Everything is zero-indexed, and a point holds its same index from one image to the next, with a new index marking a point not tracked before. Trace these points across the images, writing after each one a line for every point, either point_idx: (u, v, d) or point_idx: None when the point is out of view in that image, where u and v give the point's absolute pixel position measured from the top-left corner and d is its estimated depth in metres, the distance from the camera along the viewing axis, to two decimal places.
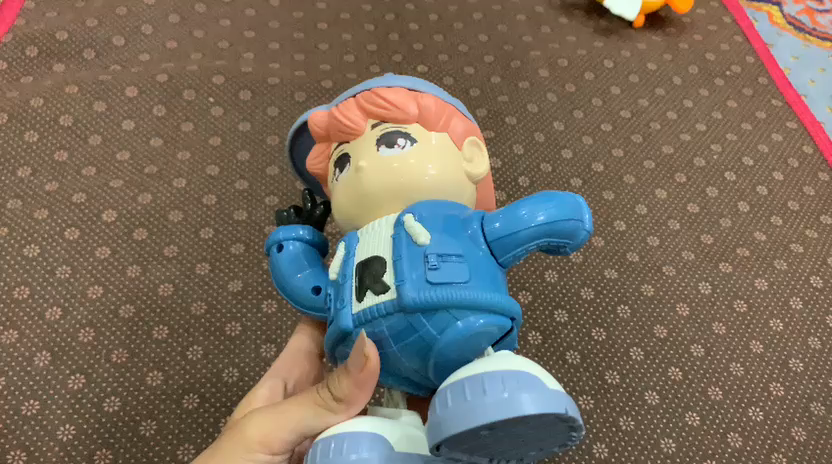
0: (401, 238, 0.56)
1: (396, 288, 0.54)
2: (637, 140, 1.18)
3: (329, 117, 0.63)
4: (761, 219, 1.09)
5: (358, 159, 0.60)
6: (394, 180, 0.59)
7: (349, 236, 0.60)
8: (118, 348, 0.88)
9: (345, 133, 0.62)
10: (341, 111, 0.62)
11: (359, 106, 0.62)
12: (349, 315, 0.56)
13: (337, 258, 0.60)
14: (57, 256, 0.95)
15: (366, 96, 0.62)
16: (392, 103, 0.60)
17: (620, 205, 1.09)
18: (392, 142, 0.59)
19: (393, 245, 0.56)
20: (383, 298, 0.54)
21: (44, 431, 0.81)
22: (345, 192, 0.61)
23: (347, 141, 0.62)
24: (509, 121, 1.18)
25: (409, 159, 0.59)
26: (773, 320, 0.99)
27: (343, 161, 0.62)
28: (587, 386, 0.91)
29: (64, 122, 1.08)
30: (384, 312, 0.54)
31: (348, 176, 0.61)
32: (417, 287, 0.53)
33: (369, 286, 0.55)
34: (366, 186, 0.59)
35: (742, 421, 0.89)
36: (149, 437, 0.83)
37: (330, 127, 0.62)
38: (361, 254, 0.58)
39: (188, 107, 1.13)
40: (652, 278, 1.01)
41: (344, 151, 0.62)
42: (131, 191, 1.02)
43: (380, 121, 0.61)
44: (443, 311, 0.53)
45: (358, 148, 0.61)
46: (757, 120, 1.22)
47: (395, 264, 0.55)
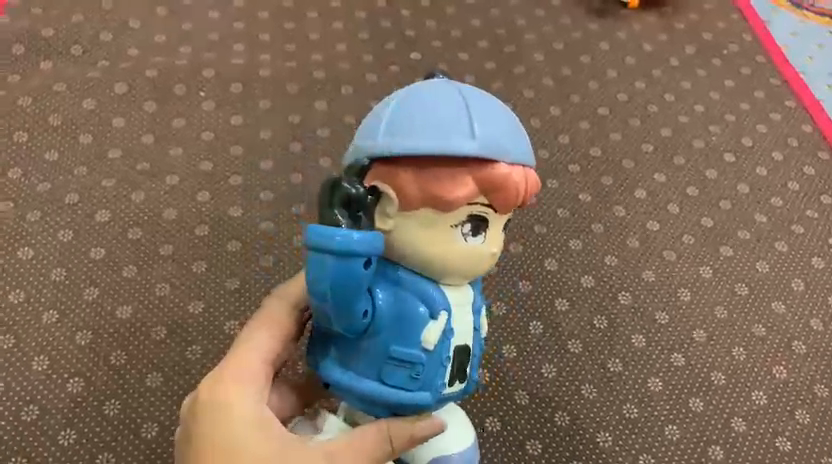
0: (480, 330, 0.57)
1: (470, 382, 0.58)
2: (635, 123, 1.17)
3: (513, 181, 0.51)
4: (761, 201, 1.08)
5: (493, 238, 0.54)
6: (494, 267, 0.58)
7: (445, 300, 0.54)
8: (117, 350, 0.87)
9: (505, 206, 0.52)
10: (522, 185, 0.52)
11: (530, 184, 0.53)
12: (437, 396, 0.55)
13: (437, 326, 0.53)
14: (52, 259, 0.94)
15: (534, 176, 0.54)
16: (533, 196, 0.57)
17: (619, 190, 1.08)
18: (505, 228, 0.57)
19: (476, 335, 0.57)
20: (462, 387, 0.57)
21: (45, 436, 0.81)
22: (471, 261, 0.53)
23: (497, 209, 0.52)
24: (506, 107, 1.17)
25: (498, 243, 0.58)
26: (774, 302, 0.98)
27: (476, 221, 0.52)
28: (590, 375, 0.90)
29: (53, 121, 1.06)
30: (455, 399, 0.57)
31: (483, 251, 0.53)
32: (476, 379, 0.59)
33: (458, 377, 0.56)
34: (485, 269, 0.55)
35: (745, 404, 0.89)
36: (150, 439, 0.82)
37: (503, 191, 0.51)
38: (456, 337, 0.55)
39: (179, 102, 1.11)
40: (653, 264, 1.01)
41: (486, 214, 0.53)
42: (124, 190, 1.01)
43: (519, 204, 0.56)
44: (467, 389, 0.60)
45: (496, 222, 0.54)
46: (755, 100, 1.21)
47: (474, 359, 0.57)
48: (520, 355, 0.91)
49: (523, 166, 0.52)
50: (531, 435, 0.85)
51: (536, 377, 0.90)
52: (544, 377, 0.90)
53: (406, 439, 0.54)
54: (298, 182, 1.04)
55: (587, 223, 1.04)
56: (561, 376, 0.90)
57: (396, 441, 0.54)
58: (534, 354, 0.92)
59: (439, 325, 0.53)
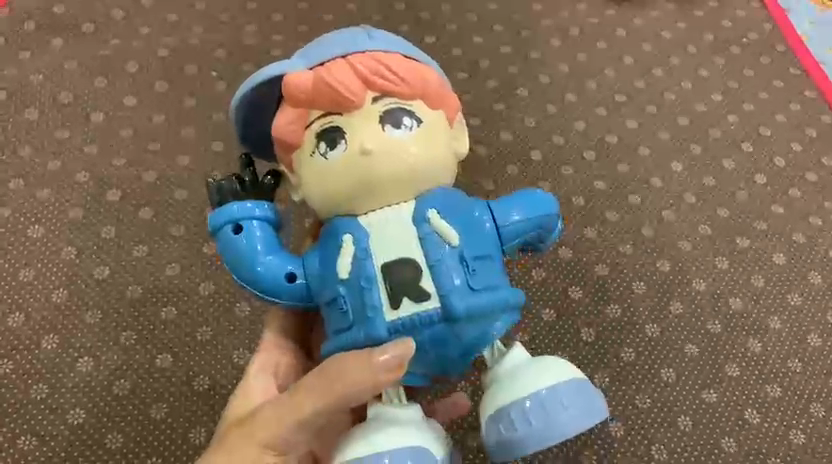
0: (432, 239, 0.54)
1: (440, 296, 0.53)
2: (652, 110, 1.15)
3: (320, 77, 0.55)
4: (778, 192, 1.07)
5: (359, 137, 0.55)
6: (406, 165, 0.55)
7: (353, 227, 0.55)
8: (127, 330, 0.87)
9: (342, 101, 0.55)
10: (332, 74, 0.55)
11: (352, 70, 0.55)
12: (382, 323, 0.53)
13: (347, 254, 0.55)
14: (62, 237, 0.93)
15: (360, 61, 0.56)
16: (398, 75, 0.56)
17: (634, 178, 1.07)
18: (397, 122, 0.55)
19: (423, 246, 0.54)
20: (422, 307, 0.53)
21: (55, 415, 0.81)
22: (344, 170, 0.55)
23: (336, 111, 0.56)
24: (521, 93, 1.15)
25: (416, 141, 0.55)
26: (791, 294, 0.97)
27: (331, 135, 0.56)
28: (603, 364, 0.90)
29: (64, 99, 1.06)
30: (430, 322, 0.53)
31: (349, 154, 0.55)
32: (462, 296, 0.53)
33: (406, 293, 0.53)
34: (373, 173, 0.55)
35: (759, 397, 0.88)
36: (160, 420, 0.82)
37: (314, 89, 0.55)
38: (380, 253, 0.54)
39: (191, 82, 1.10)
40: (669, 253, 0.99)
41: (333, 123, 0.56)
42: (135, 169, 1.00)
43: (380, 94, 0.56)
44: (485, 316, 0.54)
45: (356, 123, 0.55)
46: (774, 89, 1.19)
47: (431, 269, 0.54)
48: (532, 343, 0.91)
49: (337, 60, 0.56)
50: None
51: None
52: None
53: (357, 378, 0.52)
54: None
55: (601, 210, 1.03)
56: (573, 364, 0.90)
57: (346, 379, 0.53)
58: (547, 343, 0.91)
59: (350, 248, 0.55)
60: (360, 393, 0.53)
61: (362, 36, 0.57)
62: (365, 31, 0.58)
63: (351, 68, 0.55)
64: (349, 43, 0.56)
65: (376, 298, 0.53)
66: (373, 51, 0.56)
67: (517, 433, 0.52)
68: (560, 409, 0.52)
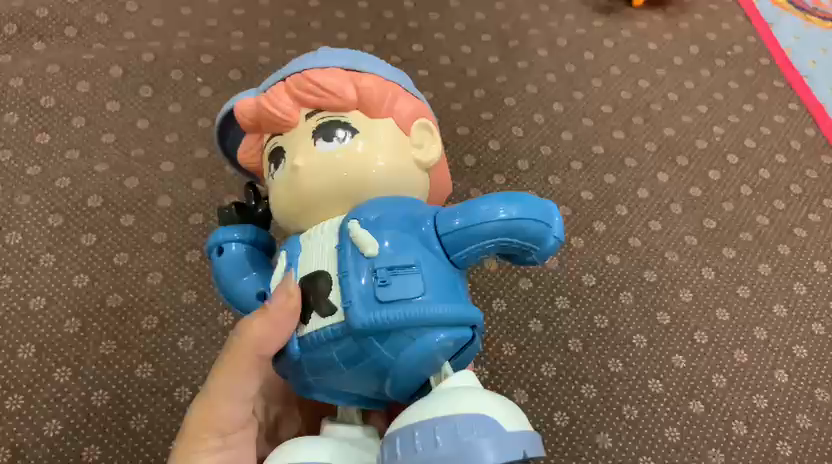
0: (347, 251, 0.53)
1: (343, 311, 0.52)
2: (638, 121, 1.15)
3: (260, 102, 0.58)
4: (763, 203, 1.07)
5: (292, 155, 0.56)
6: (334, 178, 0.55)
7: (291, 244, 0.57)
8: (107, 339, 0.85)
9: (278, 124, 0.57)
10: (269, 98, 0.58)
11: (289, 91, 0.57)
12: (296, 339, 0.55)
13: (281, 268, 0.56)
14: (41, 243, 0.91)
15: (295, 81, 0.57)
16: (328, 90, 0.56)
17: (621, 188, 1.07)
18: (328, 135, 0.56)
19: (338, 257, 0.53)
20: (330, 322, 0.52)
21: (30, 426, 0.79)
22: (283, 188, 0.57)
23: (279, 132, 0.58)
24: (509, 102, 1.15)
25: (345, 153, 0.55)
26: (776, 306, 0.97)
27: (277, 156, 0.58)
28: (590, 375, 0.89)
29: (46, 103, 1.04)
30: (340, 336, 0.52)
31: (285, 172, 0.57)
32: (366, 308, 0.51)
33: (314, 308, 0.53)
34: (303, 188, 0.56)
35: (746, 408, 0.88)
36: (140, 431, 0.80)
37: (257, 115, 0.58)
38: (303, 269, 0.55)
39: (176, 87, 1.09)
40: (655, 264, 0.99)
41: (277, 144, 0.58)
42: (117, 175, 0.98)
43: (315, 111, 0.57)
44: (401, 330, 0.51)
45: (292, 142, 0.57)
46: (758, 101, 1.20)
47: (341, 281, 0.52)
48: (519, 353, 0.90)
49: (279, 84, 0.58)
50: None
51: (535, 375, 0.89)
52: (544, 376, 0.89)
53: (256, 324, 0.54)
54: None
55: (588, 221, 1.03)
56: (561, 375, 0.89)
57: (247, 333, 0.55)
58: (534, 354, 0.90)
59: (282, 264, 0.57)
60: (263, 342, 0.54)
61: (307, 59, 0.59)
62: (314, 54, 0.59)
63: (288, 91, 0.58)
64: (293, 67, 0.59)
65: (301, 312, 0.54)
66: (310, 70, 0.58)
67: (418, 455, 0.47)
68: (472, 437, 0.46)
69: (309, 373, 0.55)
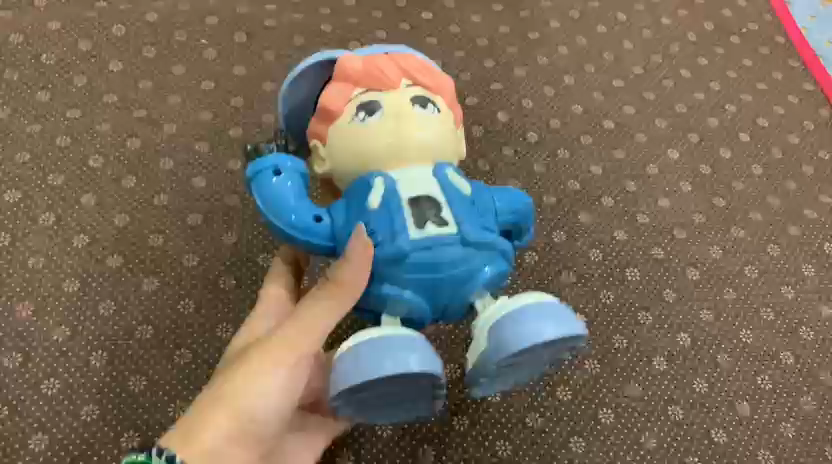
0: (447, 187, 0.64)
1: (456, 224, 0.62)
2: (650, 97, 1.13)
3: (371, 66, 0.67)
4: (774, 183, 1.06)
5: (393, 104, 0.66)
6: (425, 139, 0.65)
7: (381, 173, 0.64)
8: (106, 300, 0.84)
9: (382, 84, 0.67)
10: (381, 68, 0.67)
11: (395, 66, 0.68)
12: (405, 239, 0.61)
13: (377, 190, 0.63)
14: (40, 201, 0.90)
15: (404, 61, 0.68)
16: (426, 77, 0.69)
17: (631, 164, 1.05)
18: (423, 104, 0.67)
19: (441, 187, 0.64)
20: (443, 229, 0.62)
21: (28, 385, 0.78)
22: (373, 125, 0.65)
23: (378, 90, 0.67)
24: (519, 74, 1.13)
25: (436, 121, 0.67)
26: (784, 287, 0.96)
27: (369, 105, 0.66)
28: (594, 350, 0.88)
29: (46, 60, 1.02)
30: (447, 243, 0.61)
31: (383, 120, 0.65)
32: (470, 229, 0.62)
33: (429, 219, 0.62)
34: (402, 131, 0.65)
35: (750, 388, 0.87)
36: (138, 393, 0.79)
37: (364, 73, 0.67)
38: (406, 188, 0.63)
39: (180, 48, 1.06)
40: (663, 240, 0.98)
41: (373, 98, 0.66)
42: (120, 135, 0.96)
43: (413, 83, 0.68)
44: (484, 256, 0.63)
45: (391, 97, 0.66)
46: (773, 81, 1.18)
47: (447, 206, 0.63)
48: None
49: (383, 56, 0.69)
50: (530, 409, 0.83)
51: None
52: None
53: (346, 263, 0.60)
54: None
55: (597, 196, 1.01)
56: None
57: (342, 269, 0.60)
58: None
59: (380, 185, 0.63)
60: (350, 277, 0.60)
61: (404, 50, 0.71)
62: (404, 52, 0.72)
63: (396, 69, 0.68)
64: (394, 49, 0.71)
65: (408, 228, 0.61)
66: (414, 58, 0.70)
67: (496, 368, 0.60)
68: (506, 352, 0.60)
69: (402, 270, 0.61)
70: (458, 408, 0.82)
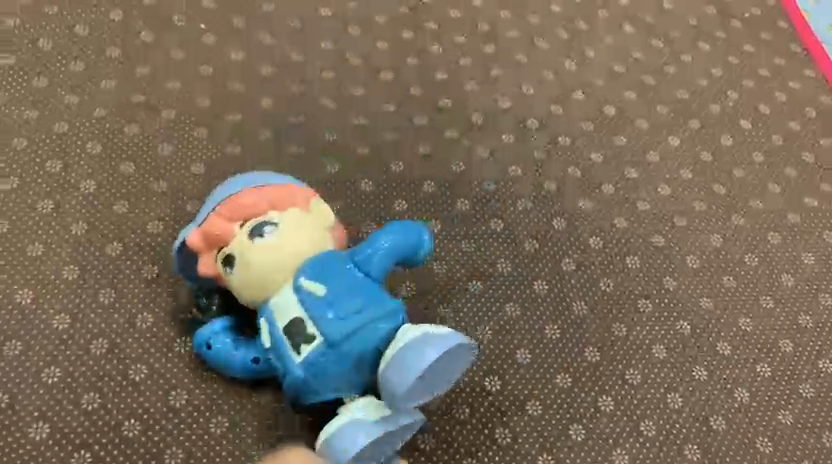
0: (305, 299, 0.69)
1: (319, 331, 0.68)
2: (651, 82, 1.13)
3: (213, 228, 0.72)
4: (775, 171, 1.05)
5: (244, 253, 0.71)
6: (274, 266, 0.71)
7: (266, 312, 0.72)
8: (106, 287, 0.83)
9: (222, 239, 0.72)
10: (213, 225, 0.72)
11: (219, 216, 0.72)
12: (296, 365, 0.69)
13: (266, 331, 0.71)
14: (38, 188, 0.89)
15: (224, 207, 0.72)
16: (247, 206, 0.72)
17: (632, 151, 1.05)
18: (257, 234, 0.72)
19: (300, 303, 0.69)
20: (314, 344, 0.68)
21: (28, 373, 0.77)
22: (244, 280, 0.72)
23: (228, 244, 0.72)
24: (519, 59, 1.12)
25: (274, 242, 0.71)
26: (784, 275, 0.96)
27: (228, 262, 0.73)
28: (595, 337, 0.88)
29: (42, 46, 1.01)
30: (321, 356, 0.68)
31: (240, 272, 0.72)
32: (334, 324, 0.68)
33: (301, 342, 0.69)
34: (261, 273, 0.71)
35: (750, 376, 0.88)
36: (140, 381, 0.78)
37: (209, 237, 0.72)
38: (282, 321, 0.70)
39: (177, 33, 1.05)
40: (664, 228, 0.98)
41: (228, 252, 0.73)
42: (118, 122, 0.96)
43: (242, 221, 0.72)
44: (362, 332, 0.68)
45: (236, 247, 0.72)
46: (774, 66, 1.17)
47: (312, 316, 0.69)
48: (523, 314, 0.88)
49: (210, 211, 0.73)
50: (531, 396, 0.83)
51: (539, 337, 0.87)
52: (548, 337, 0.87)
53: None
54: (300, 125, 1.00)
55: (598, 183, 1.01)
56: (565, 337, 0.87)
57: None
58: (537, 315, 0.89)
59: (266, 327, 0.72)
60: None
61: (226, 184, 0.75)
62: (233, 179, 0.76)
63: (218, 216, 0.72)
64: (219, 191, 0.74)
65: (290, 357, 0.69)
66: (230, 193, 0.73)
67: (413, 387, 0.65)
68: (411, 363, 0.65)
69: (315, 383, 0.69)
70: (458, 396, 0.82)
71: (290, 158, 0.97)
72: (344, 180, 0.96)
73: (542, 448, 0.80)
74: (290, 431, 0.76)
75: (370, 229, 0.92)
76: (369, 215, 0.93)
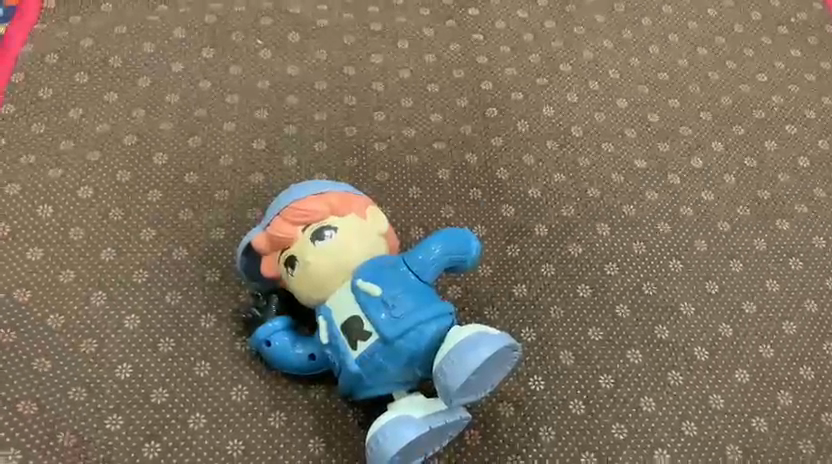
0: (361, 299, 0.74)
1: (375, 329, 0.72)
2: (694, 89, 1.14)
3: (277, 231, 0.77)
4: (820, 176, 1.06)
5: (305, 256, 0.76)
6: (333, 268, 0.76)
7: (323, 310, 0.77)
8: (173, 289, 0.89)
9: (286, 242, 0.77)
10: (278, 228, 0.77)
11: (284, 220, 0.77)
12: (352, 361, 0.74)
13: (323, 328, 0.76)
14: (110, 197, 0.95)
15: (289, 212, 0.77)
16: (310, 212, 0.77)
17: (675, 157, 1.06)
18: (318, 238, 0.76)
19: (357, 303, 0.74)
20: (370, 341, 0.73)
21: (103, 369, 0.83)
22: (304, 280, 0.77)
23: (291, 246, 0.78)
24: (563, 68, 1.15)
25: (333, 246, 0.76)
26: (829, 279, 0.97)
27: (290, 263, 0.78)
28: (637, 339, 0.90)
29: (113, 63, 1.08)
30: (375, 352, 0.73)
31: (301, 272, 0.77)
32: (389, 324, 0.72)
33: (357, 339, 0.73)
34: (321, 275, 0.76)
35: (794, 379, 0.88)
36: (204, 377, 0.83)
37: (273, 240, 0.78)
38: (339, 319, 0.75)
39: (236, 50, 1.11)
40: (706, 233, 0.99)
41: (290, 254, 0.78)
42: (182, 134, 1.02)
43: (304, 226, 0.77)
44: (414, 331, 0.72)
45: (298, 249, 0.77)
46: (821, 71, 1.17)
47: (368, 315, 0.73)
48: (566, 317, 0.91)
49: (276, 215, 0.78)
50: (574, 396, 0.85)
51: (582, 339, 0.89)
52: (591, 340, 0.89)
53: None
54: (351, 135, 1.05)
55: (640, 189, 1.03)
56: (608, 339, 0.90)
57: None
58: (581, 318, 0.91)
59: (323, 325, 0.76)
60: None
61: (289, 189, 0.80)
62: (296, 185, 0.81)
63: (283, 220, 0.77)
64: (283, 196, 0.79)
65: (346, 352, 0.74)
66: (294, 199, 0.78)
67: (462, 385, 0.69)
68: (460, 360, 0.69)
69: (369, 377, 0.74)
70: (503, 395, 0.85)
71: (342, 167, 1.01)
72: (393, 188, 1.00)
73: (583, 446, 0.82)
74: (344, 426, 0.81)
75: (418, 235, 0.96)
76: (417, 221, 0.97)
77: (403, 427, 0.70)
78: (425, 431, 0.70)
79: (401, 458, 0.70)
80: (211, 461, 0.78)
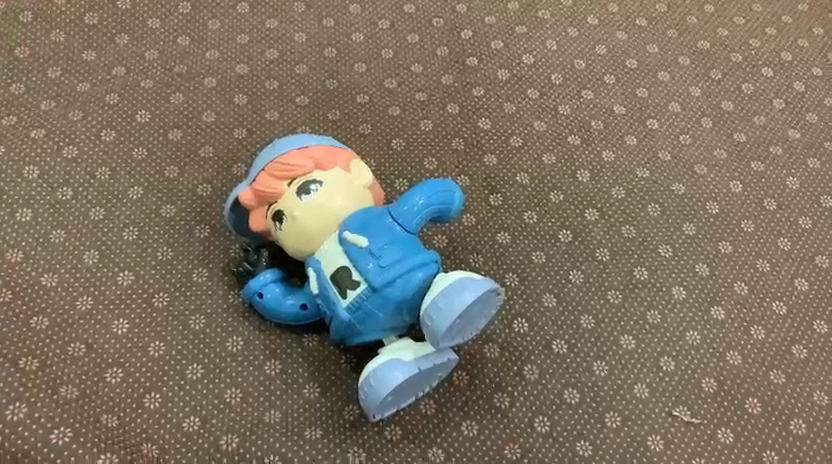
0: (349, 249, 0.76)
1: (363, 278, 0.75)
2: (672, 34, 1.15)
3: (264, 186, 0.78)
4: (795, 117, 1.08)
5: (292, 210, 0.78)
6: (320, 221, 0.78)
7: (312, 262, 0.78)
8: (164, 246, 0.90)
9: (273, 197, 0.79)
10: (264, 184, 0.78)
11: (270, 175, 0.79)
12: (342, 310, 0.76)
13: (313, 279, 0.78)
14: (96, 157, 0.96)
15: (274, 168, 0.79)
16: (295, 166, 0.78)
17: (654, 102, 1.08)
18: (304, 192, 0.78)
19: (345, 253, 0.76)
20: (359, 290, 0.75)
21: (100, 325, 0.85)
22: (292, 235, 0.79)
23: (278, 201, 0.79)
24: (542, 16, 1.15)
25: (320, 200, 0.78)
26: (801, 218, 1.00)
27: (278, 217, 0.79)
28: (617, 281, 0.93)
29: (90, 21, 1.07)
30: (364, 300, 0.75)
31: (288, 226, 0.78)
32: (377, 273, 0.74)
33: (346, 288, 0.75)
34: (308, 228, 0.78)
35: (767, 314, 0.92)
36: (199, 330, 0.85)
37: (261, 196, 0.79)
38: (329, 270, 0.77)
39: (214, 4, 1.11)
40: (684, 177, 1.02)
41: (277, 208, 0.79)
42: (163, 91, 1.02)
43: (291, 180, 0.79)
44: (401, 280, 0.75)
45: (285, 204, 0.78)
46: (797, 12, 1.19)
47: (356, 265, 0.75)
48: (548, 262, 0.94)
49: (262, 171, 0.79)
50: (557, 336, 0.89)
51: (564, 282, 0.92)
52: (573, 283, 0.93)
53: None
54: (333, 88, 1.05)
55: (620, 135, 1.05)
56: (589, 281, 0.93)
57: None
58: (563, 262, 0.94)
59: (313, 276, 0.78)
60: None
61: (273, 146, 0.81)
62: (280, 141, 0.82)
63: (269, 176, 0.79)
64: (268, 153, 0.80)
65: (336, 301, 0.76)
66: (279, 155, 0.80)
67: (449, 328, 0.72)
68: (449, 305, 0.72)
69: (360, 325, 0.77)
70: (490, 337, 0.88)
71: (326, 121, 1.02)
72: (377, 140, 1.01)
73: (568, 383, 0.86)
74: (337, 373, 0.84)
75: (403, 187, 0.98)
76: (401, 172, 0.99)
77: (395, 369, 0.73)
78: (415, 372, 0.73)
79: (391, 397, 0.74)
80: (211, 409, 0.81)
